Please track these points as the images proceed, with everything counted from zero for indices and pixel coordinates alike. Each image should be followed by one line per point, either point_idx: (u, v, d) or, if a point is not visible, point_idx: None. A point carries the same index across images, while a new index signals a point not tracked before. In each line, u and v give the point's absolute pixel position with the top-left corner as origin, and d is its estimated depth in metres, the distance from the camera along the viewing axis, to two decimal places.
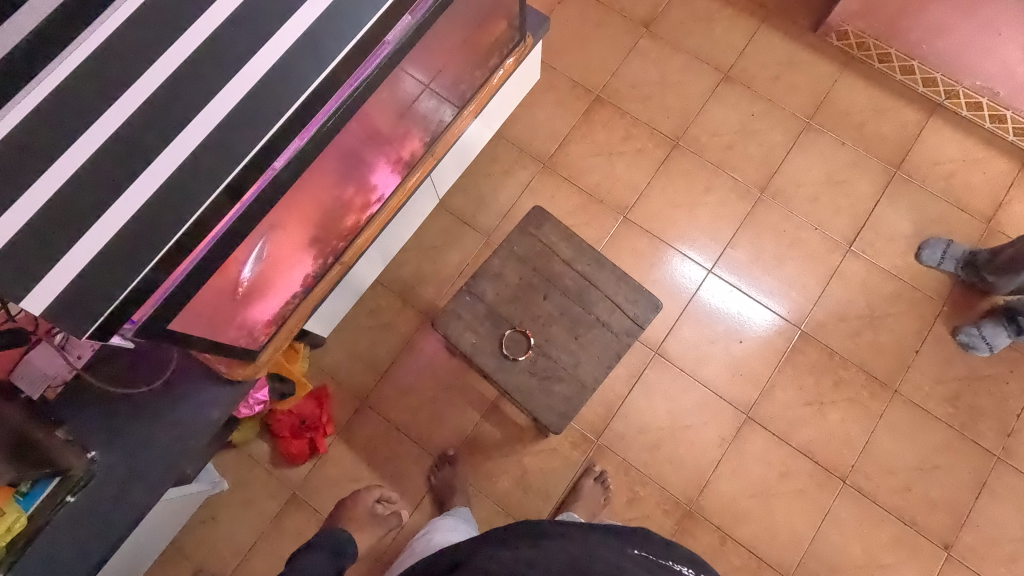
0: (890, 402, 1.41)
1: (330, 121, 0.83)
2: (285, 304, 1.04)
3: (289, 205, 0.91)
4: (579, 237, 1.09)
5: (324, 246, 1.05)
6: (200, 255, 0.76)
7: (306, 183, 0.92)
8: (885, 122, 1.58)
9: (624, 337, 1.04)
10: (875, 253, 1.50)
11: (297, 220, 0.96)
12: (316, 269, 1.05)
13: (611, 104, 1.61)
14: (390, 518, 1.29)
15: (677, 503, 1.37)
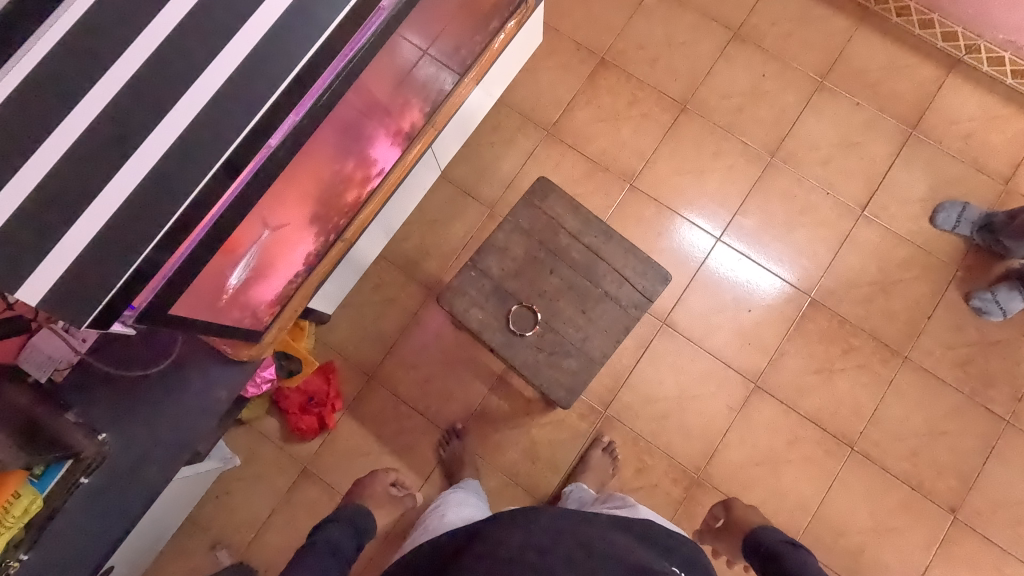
0: (900, 369, 1.40)
1: (327, 93, 0.79)
2: (288, 284, 1.01)
3: (286, 181, 0.88)
4: (586, 209, 1.06)
5: (324, 223, 1.02)
6: (196, 241, 0.75)
7: (304, 156, 0.89)
8: (902, 80, 1.52)
9: (632, 310, 1.03)
10: (888, 218, 1.46)
11: (294, 197, 0.93)
12: (317, 248, 1.02)
13: (616, 66, 1.55)
14: (405, 499, 1.27)
15: (685, 472, 1.38)
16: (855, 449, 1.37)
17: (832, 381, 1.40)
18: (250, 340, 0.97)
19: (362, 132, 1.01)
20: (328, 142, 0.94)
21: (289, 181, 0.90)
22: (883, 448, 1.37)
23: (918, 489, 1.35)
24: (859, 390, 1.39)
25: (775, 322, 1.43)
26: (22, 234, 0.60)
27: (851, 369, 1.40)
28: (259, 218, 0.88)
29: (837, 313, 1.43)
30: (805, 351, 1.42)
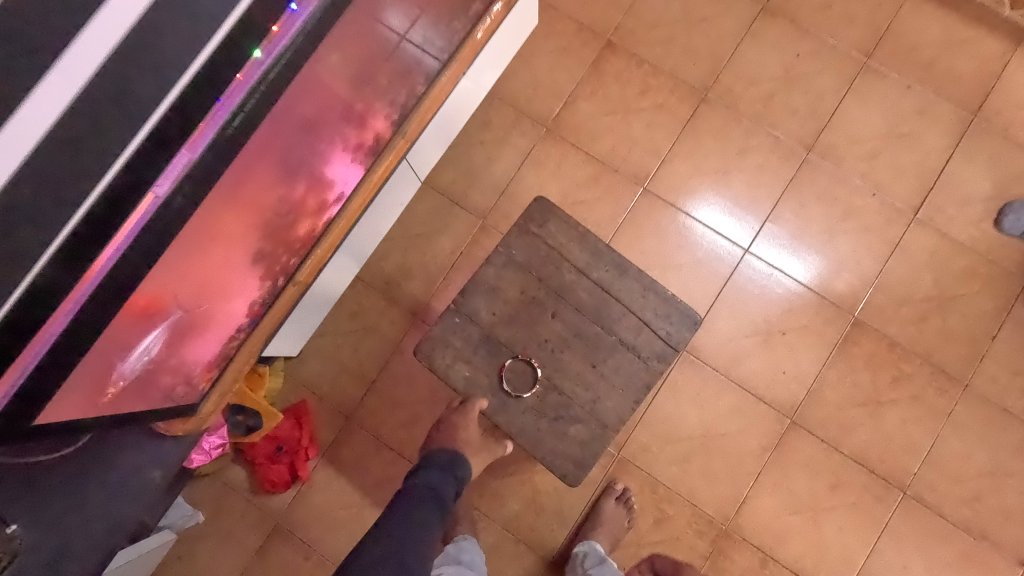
0: (960, 399, 1.21)
1: (239, 116, 0.61)
2: (228, 342, 0.83)
3: (212, 222, 0.69)
4: (593, 239, 1.04)
5: (270, 266, 0.82)
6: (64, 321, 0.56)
7: (233, 189, 0.70)
8: (961, 57, 1.29)
9: (654, 362, 1.01)
10: (945, 221, 1.25)
11: (222, 242, 0.73)
12: (264, 296, 0.83)
13: (624, 49, 1.33)
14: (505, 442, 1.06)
15: (711, 522, 1.20)
16: (907, 493, 1.19)
17: (881, 414, 1.21)
18: (181, 414, 0.80)
19: (316, 148, 0.81)
20: (268, 166, 0.74)
21: (218, 222, 0.70)
22: (941, 491, 1.19)
23: (981, 538, 1.17)
24: (912, 424, 1.21)
25: (814, 347, 1.24)
26: None
27: (902, 400, 1.21)
28: (179, 273, 0.68)
29: (887, 335, 1.23)
30: (849, 380, 1.22)
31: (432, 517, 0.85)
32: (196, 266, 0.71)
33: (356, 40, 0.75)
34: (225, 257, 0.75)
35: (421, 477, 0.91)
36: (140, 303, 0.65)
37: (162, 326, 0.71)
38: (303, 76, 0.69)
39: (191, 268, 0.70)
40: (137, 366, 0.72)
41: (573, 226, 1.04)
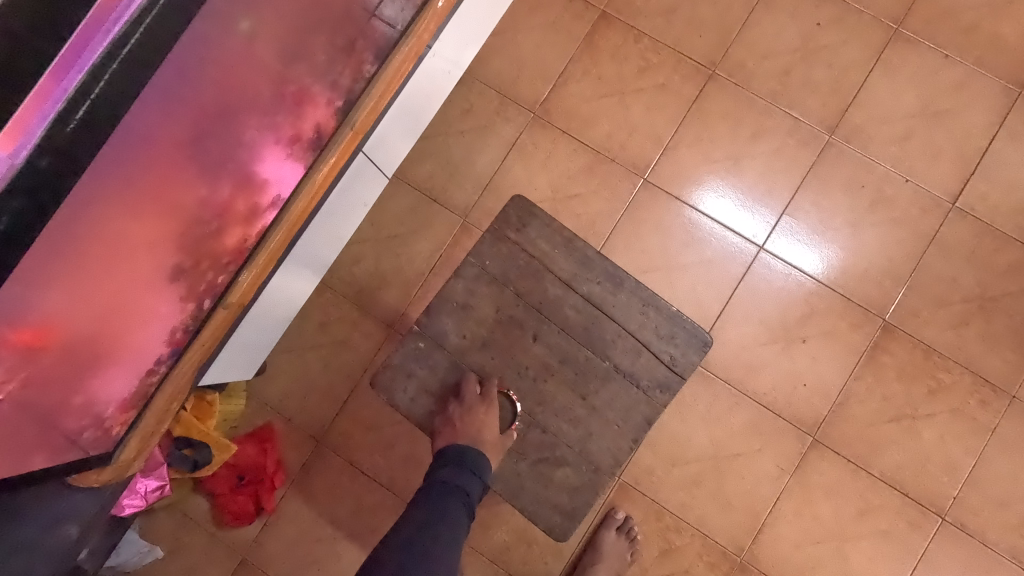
0: (1006, 413, 1.07)
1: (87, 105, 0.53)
2: (147, 379, 0.70)
3: (100, 226, 0.61)
4: (579, 250, 1.12)
5: (192, 285, 0.70)
6: None
7: (121, 187, 0.62)
8: (1007, 22, 1.13)
9: (652, 391, 1.09)
10: (988, 210, 1.10)
11: (123, 255, 0.64)
12: (187, 320, 0.70)
13: (621, 22, 1.18)
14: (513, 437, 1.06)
15: (725, 554, 1.07)
16: (946, 519, 1.05)
17: (916, 430, 1.07)
18: (89, 468, 0.67)
19: (242, 144, 0.71)
20: (177, 164, 0.67)
21: (110, 227, 0.62)
22: (984, 517, 1.05)
23: None
24: (951, 442, 1.07)
25: (838, 355, 1.10)
26: None
27: (940, 415, 1.07)
28: (65, 285, 0.60)
29: (922, 341, 1.09)
30: (879, 392, 1.08)
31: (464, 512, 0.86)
32: (90, 284, 0.63)
33: (266, 21, 0.70)
34: (130, 269, 0.66)
35: (456, 467, 0.91)
36: (12, 323, 0.57)
37: (51, 357, 0.62)
38: (193, 53, 0.63)
39: (83, 280, 0.62)
40: (25, 408, 0.62)
41: (556, 234, 1.12)
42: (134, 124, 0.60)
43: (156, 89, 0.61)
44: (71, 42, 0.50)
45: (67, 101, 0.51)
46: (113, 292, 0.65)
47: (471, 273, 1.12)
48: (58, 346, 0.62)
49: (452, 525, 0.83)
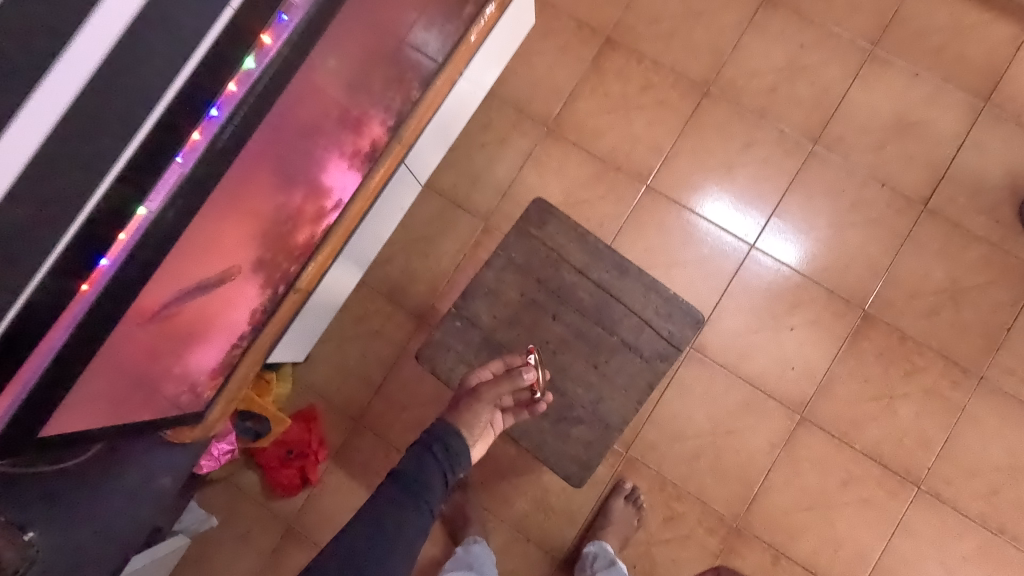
0: (975, 392, 1.18)
1: (226, 132, 0.65)
2: (231, 350, 0.84)
3: (206, 225, 0.71)
4: (590, 242, 1.22)
5: (271, 272, 0.84)
6: (76, 320, 0.61)
7: (226, 193, 0.71)
8: (972, 43, 1.26)
9: (655, 360, 1.17)
10: (957, 211, 1.23)
11: (227, 249, 0.77)
12: (266, 302, 0.84)
13: (624, 45, 1.32)
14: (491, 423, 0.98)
15: (722, 520, 1.19)
16: (922, 489, 1.17)
17: (893, 408, 1.19)
18: (186, 423, 0.82)
19: (309, 156, 0.84)
20: (272, 172, 0.78)
21: (213, 227, 0.72)
22: (956, 486, 1.17)
23: (999, 533, 1.15)
24: (926, 419, 1.18)
25: (823, 341, 1.22)
26: None
27: (915, 394, 1.19)
28: (186, 274, 0.72)
29: (898, 328, 1.21)
30: (860, 374, 1.20)
31: (446, 483, 0.88)
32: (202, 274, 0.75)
33: (356, 47, 0.80)
34: (229, 260, 0.78)
35: (449, 436, 0.91)
36: (148, 307, 0.69)
37: (166, 330, 0.75)
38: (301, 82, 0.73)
39: (198, 270, 0.74)
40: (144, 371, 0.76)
41: (567, 223, 1.22)
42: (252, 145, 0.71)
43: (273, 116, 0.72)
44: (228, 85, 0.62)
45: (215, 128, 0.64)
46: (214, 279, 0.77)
47: (500, 263, 1.21)
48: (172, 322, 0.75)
49: (433, 496, 0.84)
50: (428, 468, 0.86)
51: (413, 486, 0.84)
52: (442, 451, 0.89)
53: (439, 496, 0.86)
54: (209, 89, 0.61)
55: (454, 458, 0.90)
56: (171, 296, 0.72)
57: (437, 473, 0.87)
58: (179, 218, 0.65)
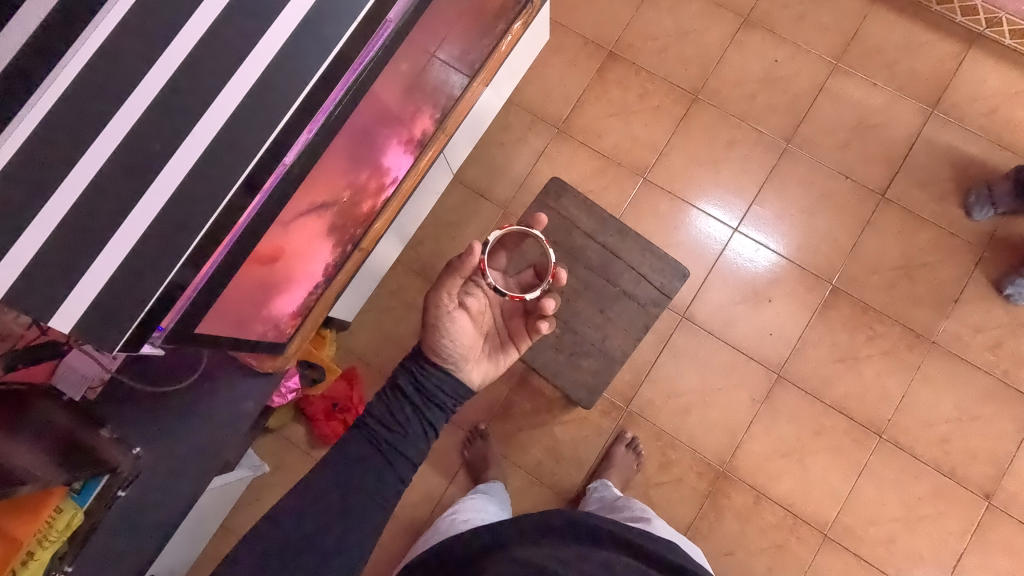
0: (927, 354, 1.37)
1: (339, 107, 0.81)
2: (308, 295, 1.07)
3: (309, 192, 0.90)
4: (597, 211, 1.46)
5: (343, 234, 1.07)
6: (229, 248, 0.78)
7: (325, 168, 0.91)
8: (920, 58, 1.48)
9: (651, 307, 1.41)
10: (910, 200, 1.43)
11: (317, 213, 0.97)
12: (336, 259, 1.09)
13: (624, 59, 1.54)
14: (459, 318, 0.82)
15: (711, 465, 1.37)
16: (883, 438, 1.35)
17: (857, 368, 1.38)
18: (274, 352, 1.05)
19: (378, 144, 1.04)
20: (354, 155, 0.98)
21: (313, 194, 0.92)
22: (913, 435, 1.35)
23: (950, 475, 1.33)
24: (886, 377, 1.37)
25: (796, 311, 1.41)
26: (59, 256, 0.62)
27: (876, 356, 1.38)
28: (290, 231, 0.92)
29: (861, 300, 1.41)
30: (829, 339, 1.40)
31: (427, 424, 0.81)
32: (299, 232, 0.95)
33: (422, 58, 1.00)
34: (317, 223, 0.98)
35: (425, 371, 0.81)
36: (266, 253, 0.88)
37: (271, 276, 0.94)
38: (385, 85, 0.93)
39: (298, 228, 0.94)
40: (252, 309, 0.95)
41: (579, 197, 1.46)
42: (347, 132, 0.91)
43: (364, 110, 0.92)
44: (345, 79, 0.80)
45: (329, 112, 0.81)
46: (306, 237, 0.98)
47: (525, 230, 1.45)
48: (276, 270, 0.94)
49: (410, 443, 0.79)
50: (403, 410, 0.80)
51: (385, 437, 0.78)
52: (416, 393, 0.81)
53: (421, 440, 0.80)
54: (336, 74, 0.77)
55: (434, 399, 0.81)
56: (279, 247, 0.91)
57: (415, 414, 0.80)
58: (302, 172, 0.82)
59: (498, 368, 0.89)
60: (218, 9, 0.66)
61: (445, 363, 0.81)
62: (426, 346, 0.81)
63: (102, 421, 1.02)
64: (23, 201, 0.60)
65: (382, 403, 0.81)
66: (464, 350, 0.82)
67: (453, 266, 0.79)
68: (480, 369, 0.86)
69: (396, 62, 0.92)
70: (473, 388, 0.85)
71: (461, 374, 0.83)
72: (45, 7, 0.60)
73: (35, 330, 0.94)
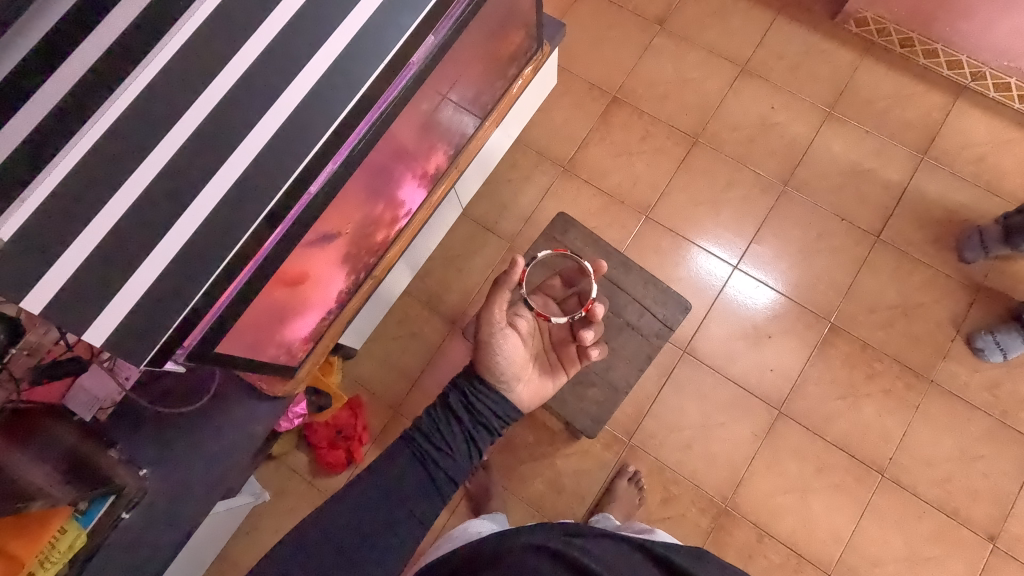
0: (926, 392, 1.39)
1: (362, 142, 0.87)
2: (320, 321, 1.12)
3: (331, 221, 0.96)
4: (602, 242, 1.51)
5: (357, 263, 1.14)
6: (252, 271, 0.82)
7: (347, 200, 0.97)
8: (910, 108, 1.55)
9: (654, 338, 1.44)
10: (904, 242, 1.48)
11: (335, 242, 1.02)
12: (350, 286, 1.15)
13: (628, 104, 1.61)
14: (511, 334, 0.91)
15: (712, 501, 1.37)
16: (885, 476, 1.35)
17: (857, 406, 1.40)
18: (284, 375, 1.09)
19: (396, 178, 1.11)
20: (375, 187, 1.05)
21: (334, 223, 0.98)
22: (914, 474, 1.35)
23: (953, 516, 1.32)
24: (885, 415, 1.39)
25: (796, 348, 1.44)
26: (96, 272, 0.66)
27: (876, 394, 1.40)
28: (312, 257, 0.98)
29: (860, 338, 1.43)
30: (829, 376, 1.42)
31: (471, 443, 0.86)
32: (318, 259, 1.00)
33: (441, 98, 1.07)
34: (335, 251, 1.04)
35: (478, 388, 0.87)
36: (289, 278, 0.94)
37: (291, 301, 1.00)
38: (405, 123, 0.99)
39: (318, 255, 0.99)
40: (273, 334, 1.00)
41: (584, 229, 1.51)
42: (370, 166, 0.98)
43: (386, 146, 0.98)
44: (369, 118, 0.86)
45: (354, 147, 0.86)
46: (325, 264, 1.03)
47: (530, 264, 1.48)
48: (297, 295, 1.00)
49: (456, 465, 0.84)
50: (450, 429, 0.86)
51: (432, 456, 0.83)
52: (465, 411, 0.87)
53: (466, 461, 0.86)
54: (361, 108, 0.82)
55: (481, 419, 0.87)
56: (300, 272, 0.97)
57: (462, 433, 0.86)
58: (325, 200, 0.86)
59: (547, 387, 0.97)
60: (259, 50, 0.72)
61: (498, 383, 0.88)
62: (480, 364, 0.87)
63: (110, 442, 1.02)
64: (69, 223, 0.64)
65: (431, 420, 0.86)
66: (516, 368, 0.89)
67: (501, 282, 0.89)
68: (528, 389, 0.93)
69: (416, 104, 0.98)
70: (520, 408, 0.91)
71: (511, 394, 0.90)
72: (99, 46, 0.66)
73: (63, 346, 0.95)
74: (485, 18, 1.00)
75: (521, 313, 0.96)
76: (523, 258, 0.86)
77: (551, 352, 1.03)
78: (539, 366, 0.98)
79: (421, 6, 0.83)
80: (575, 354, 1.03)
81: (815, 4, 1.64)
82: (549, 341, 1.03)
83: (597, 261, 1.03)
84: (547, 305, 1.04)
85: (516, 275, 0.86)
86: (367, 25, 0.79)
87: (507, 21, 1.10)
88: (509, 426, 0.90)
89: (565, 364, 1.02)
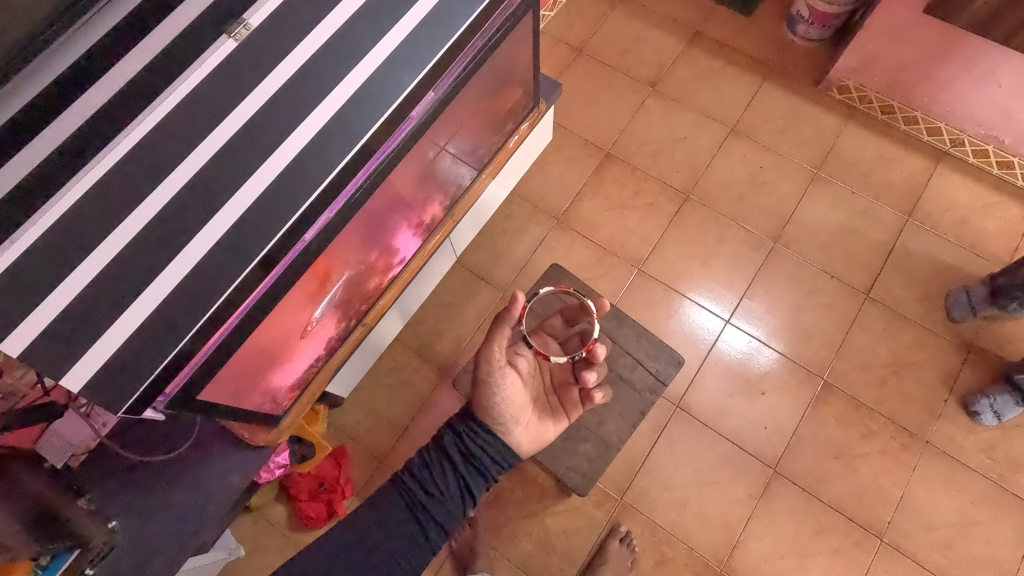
0: (922, 453, 1.37)
1: (359, 191, 0.87)
2: (308, 368, 1.11)
3: (326, 261, 0.95)
4: (591, 290, 1.53)
5: (349, 310, 1.14)
6: (243, 315, 0.80)
7: (343, 241, 0.97)
8: (893, 171, 1.60)
9: (647, 393, 1.42)
10: (894, 299, 1.49)
11: (327, 286, 1.02)
12: (341, 332, 1.15)
13: (621, 160, 1.65)
14: (506, 371, 0.88)
15: (708, 564, 1.32)
16: (884, 540, 1.32)
17: (854, 466, 1.37)
18: (268, 424, 1.06)
19: (391, 227, 1.12)
20: (372, 230, 1.05)
21: (328, 264, 0.97)
22: (914, 539, 1.31)
23: None
24: (882, 476, 1.36)
25: (789, 405, 1.42)
26: (78, 311, 0.65)
27: (872, 454, 1.38)
28: (305, 298, 0.97)
29: (853, 397, 1.42)
30: (824, 434, 1.40)
31: (465, 489, 0.85)
32: (309, 303, 0.99)
33: (439, 150, 1.09)
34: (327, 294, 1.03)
35: (474, 430, 0.86)
36: (279, 321, 0.93)
37: (281, 345, 0.98)
38: (402, 171, 1.00)
39: (311, 297, 0.98)
40: (259, 380, 0.99)
41: (576, 279, 1.53)
42: (369, 209, 0.98)
43: (385, 191, 0.99)
44: (369, 171, 0.88)
45: (351, 200, 0.87)
46: (318, 305, 1.03)
47: None
48: (286, 340, 0.99)
49: (444, 510, 0.83)
50: (443, 475, 0.85)
51: (426, 509, 0.83)
52: (460, 456, 0.86)
53: (459, 508, 0.85)
54: (359, 161, 0.82)
55: (478, 466, 0.86)
56: (291, 315, 0.95)
57: (456, 481, 0.85)
58: (318, 248, 0.86)
59: (547, 431, 0.95)
60: (260, 102, 0.74)
61: (495, 426, 0.86)
62: (478, 404, 0.86)
63: (80, 492, 0.97)
64: (56, 265, 0.65)
65: (424, 464, 0.86)
66: (514, 410, 0.87)
67: (502, 318, 0.88)
68: (527, 434, 0.90)
69: (413, 155, 1.00)
70: (519, 453, 0.89)
71: (508, 437, 0.88)
72: (102, 97, 0.69)
73: (39, 390, 0.95)
74: (482, 77, 1.03)
75: (521, 351, 0.95)
76: (523, 293, 0.85)
77: (551, 396, 1.01)
78: (540, 410, 0.97)
79: (423, 62, 0.83)
80: (578, 398, 1.01)
81: (800, 72, 1.72)
82: (550, 384, 1.02)
83: (599, 299, 1.00)
84: (547, 344, 1.02)
85: (515, 311, 0.86)
86: (370, 79, 0.80)
87: (504, 80, 1.13)
88: (506, 473, 0.89)
89: (566, 408, 1.00)
